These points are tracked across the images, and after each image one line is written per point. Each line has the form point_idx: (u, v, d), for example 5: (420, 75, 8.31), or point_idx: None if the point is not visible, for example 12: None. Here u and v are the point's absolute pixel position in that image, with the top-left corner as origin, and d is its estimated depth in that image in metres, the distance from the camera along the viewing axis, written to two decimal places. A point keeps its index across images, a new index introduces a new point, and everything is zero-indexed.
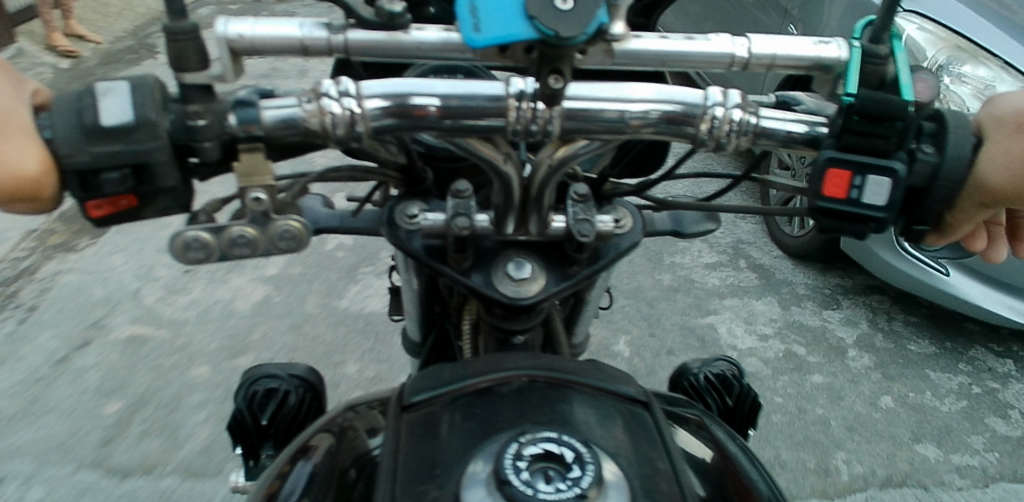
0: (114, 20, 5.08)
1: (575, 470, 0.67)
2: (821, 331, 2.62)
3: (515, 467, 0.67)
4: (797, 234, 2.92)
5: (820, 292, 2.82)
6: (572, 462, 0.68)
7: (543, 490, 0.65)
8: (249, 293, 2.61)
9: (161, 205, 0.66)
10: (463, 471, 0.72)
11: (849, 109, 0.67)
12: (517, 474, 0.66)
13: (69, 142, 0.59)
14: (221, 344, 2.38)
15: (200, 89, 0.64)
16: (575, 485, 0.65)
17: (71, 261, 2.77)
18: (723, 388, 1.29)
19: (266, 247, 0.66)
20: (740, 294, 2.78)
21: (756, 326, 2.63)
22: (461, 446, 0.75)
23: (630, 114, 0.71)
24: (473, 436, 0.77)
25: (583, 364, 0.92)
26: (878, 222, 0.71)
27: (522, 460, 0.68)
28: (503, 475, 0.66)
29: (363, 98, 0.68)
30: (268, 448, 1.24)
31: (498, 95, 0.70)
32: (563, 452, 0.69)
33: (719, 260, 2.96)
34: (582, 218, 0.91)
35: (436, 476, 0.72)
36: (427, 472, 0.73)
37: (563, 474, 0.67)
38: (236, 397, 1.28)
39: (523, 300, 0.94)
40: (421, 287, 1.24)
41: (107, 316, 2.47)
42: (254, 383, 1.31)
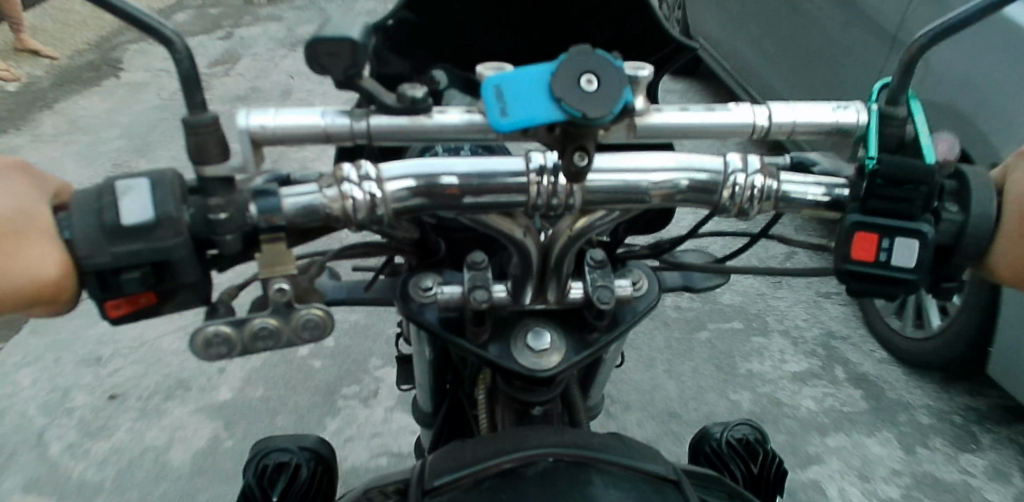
0: (83, 34, 4.86)
1: None
2: (962, 490, 2.12)
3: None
4: (917, 335, 2.40)
5: (947, 422, 2.30)
6: None
7: None
8: (217, 406, 2.31)
9: (180, 300, 0.64)
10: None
11: (872, 174, 0.67)
12: None
13: (91, 241, 0.57)
14: (196, 470, 2.12)
15: (220, 181, 0.62)
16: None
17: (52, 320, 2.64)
18: (748, 456, 1.27)
19: (287, 338, 0.64)
20: (846, 429, 2.28)
21: (876, 483, 2.14)
22: None
23: (652, 184, 0.71)
24: None
25: (605, 439, 0.87)
26: (909, 284, 0.70)
27: None
28: None
29: (384, 180, 0.67)
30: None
31: (519, 171, 0.69)
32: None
33: (809, 370, 2.47)
34: (600, 285, 0.90)
35: None
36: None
37: None
38: (246, 472, 1.23)
39: (542, 372, 0.91)
40: (433, 357, 1.21)
41: (97, 388, 2.37)
42: (264, 458, 1.26)
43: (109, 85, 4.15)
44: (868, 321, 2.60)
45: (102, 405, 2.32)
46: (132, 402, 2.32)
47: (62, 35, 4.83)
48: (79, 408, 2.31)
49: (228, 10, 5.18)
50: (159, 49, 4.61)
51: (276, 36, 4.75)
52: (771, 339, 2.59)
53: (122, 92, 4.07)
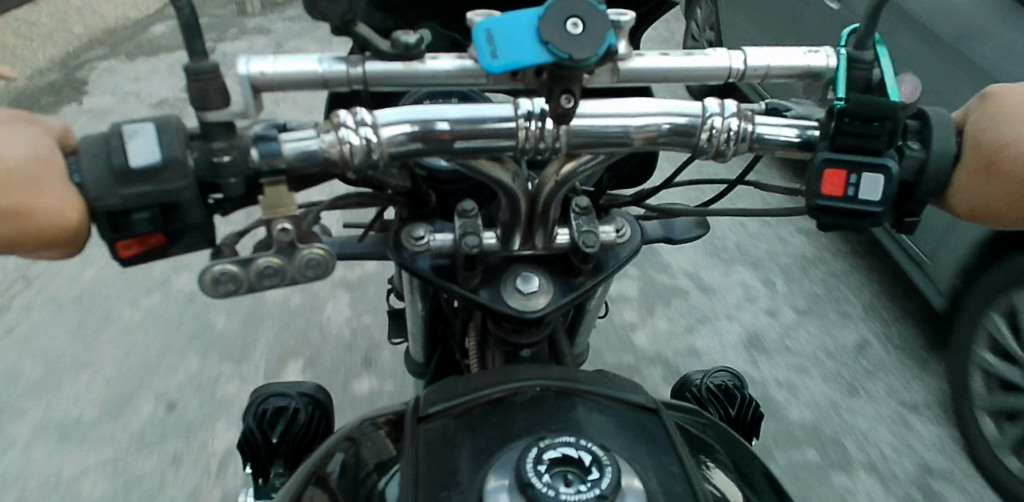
0: (53, 53, 4.69)
1: (594, 473, 0.68)
2: None
3: (536, 470, 0.68)
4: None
5: None
6: (591, 465, 0.69)
7: (565, 492, 0.66)
8: None
9: (187, 242, 0.67)
10: (481, 482, 0.72)
11: (841, 112, 0.72)
12: (539, 477, 0.68)
13: (101, 185, 0.60)
14: None
15: (222, 126, 0.65)
16: (595, 487, 0.66)
17: (44, 315, 2.67)
18: (726, 400, 1.34)
19: (293, 277, 0.68)
20: None
21: None
22: (477, 456, 0.76)
23: (634, 128, 0.74)
24: (489, 445, 0.77)
25: (589, 374, 0.92)
26: (875, 217, 0.75)
27: (543, 464, 0.69)
28: (524, 479, 0.68)
29: (379, 125, 0.70)
30: (278, 465, 1.24)
31: (508, 116, 0.72)
32: (581, 456, 0.70)
33: None
34: (586, 230, 0.95)
35: (457, 483, 0.73)
36: (448, 480, 0.74)
37: (583, 478, 0.68)
38: (247, 415, 1.29)
39: (530, 313, 0.95)
40: (425, 310, 1.26)
41: (51, 434, 2.21)
42: (264, 401, 1.30)
43: (71, 112, 3.93)
44: (971, 451, 2.20)
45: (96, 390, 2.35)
46: (128, 383, 2.36)
47: (26, 56, 4.56)
48: (26, 464, 2.13)
49: (215, 22, 5.12)
50: (132, 65, 4.48)
51: (255, 45, 4.68)
52: (856, 476, 2.19)
53: (92, 123, 3.86)
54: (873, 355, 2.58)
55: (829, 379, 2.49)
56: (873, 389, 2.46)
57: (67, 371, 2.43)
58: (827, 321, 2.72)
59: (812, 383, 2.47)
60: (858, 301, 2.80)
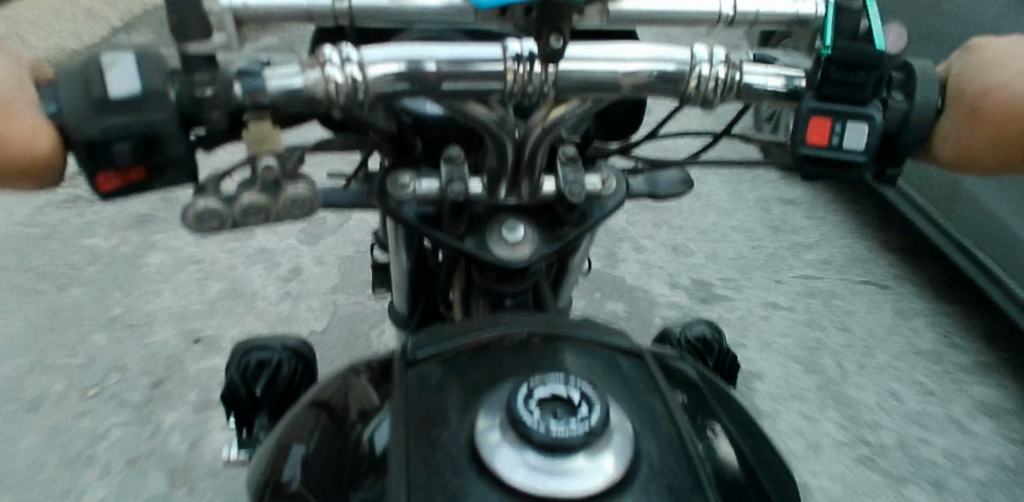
0: None
1: (584, 409, 0.67)
2: None
3: (526, 407, 0.67)
4: None
5: None
6: (580, 402, 0.68)
7: (555, 428, 0.65)
8: None
9: (170, 177, 0.66)
10: (471, 422, 0.72)
11: (827, 62, 0.72)
12: (530, 414, 0.67)
13: (79, 114, 0.59)
14: None
15: (203, 60, 0.64)
16: (584, 423, 0.65)
17: (13, 268, 2.59)
18: (704, 351, 1.38)
19: (277, 215, 0.68)
20: None
21: None
22: (466, 398, 0.76)
23: (622, 73, 0.74)
24: (479, 387, 0.77)
25: (576, 321, 0.94)
26: (859, 168, 0.76)
27: (533, 402, 0.68)
28: (515, 416, 0.67)
29: (365, 63, 0.69)
30: (262, 417, 1.23)
31: (496, 58, 0.71)
32: (570, 394, 0.68)
33: None
34: (572, 180, 0.94)
35: (447, 423, 0.73)
36: (438, 421, 0.73)
37: (572, 413, 0.67)
38: (231, 367, 1.30)
39: (515, 263, 0.96)
40: (410, 264, 1.25)
41: None
42: (246, 354, 1.31)
43: None
44: None
45: (69, 346, 2.30)
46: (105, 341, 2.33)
47: None
48: None
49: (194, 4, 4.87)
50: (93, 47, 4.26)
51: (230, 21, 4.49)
52: None
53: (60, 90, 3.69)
54: (850, 323, 2.63)
55: (810, 343, 2.52)
56: (851, 352, 2.50)
57: (38, 324, 2.37)
58: (807, 290, 2.75)
59: (793, 350, 2.49)
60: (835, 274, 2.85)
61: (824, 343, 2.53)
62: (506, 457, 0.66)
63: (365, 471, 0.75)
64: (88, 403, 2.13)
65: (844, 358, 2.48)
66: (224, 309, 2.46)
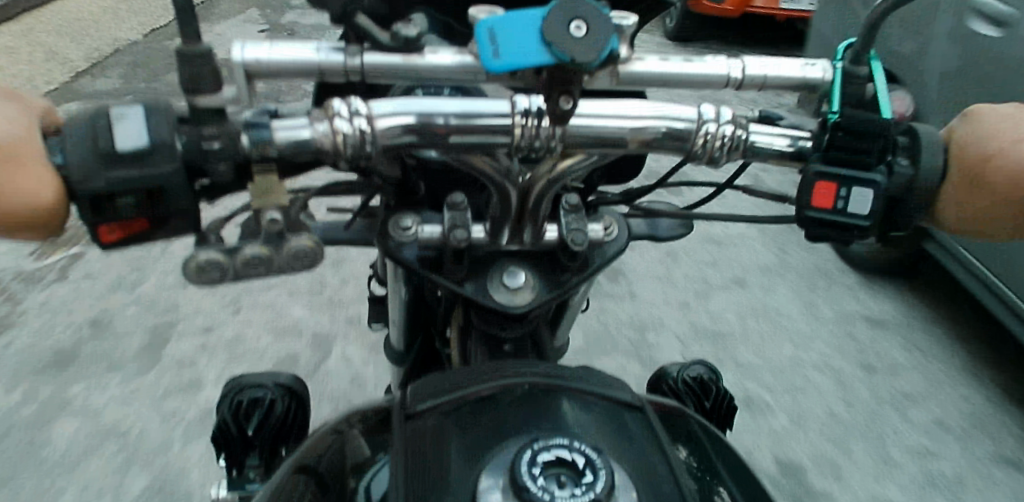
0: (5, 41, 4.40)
1: (588, 475, 0.67)
2: None
3: (530, 473, 0.67)
4: None
5: None
6: (585, 468, 0.68)
7: (559, 496, 0.65)
8: None
9: (173, 227, 0.65)
10: (473, 483, 0.71)
11: (834, 126, 0.72)
12: (534, 481, 0.67)
13: (86, 165, 0.58)
14: None
15: (213, 111, 0.63)
16: (589, 490, 0.66)
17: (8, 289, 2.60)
18: (701, 392, 1.35)
19: (278, 266, 0.67)
20: None
21: None
22: (467, 457, 0.75)
23: (630, 130, 0.74)
24: (480, 446, 0.76)
25: (576, 369, 0.93)
26: (859, 230, 0.76)
27: (537, 466, 0.68)
28: (519, 482, 0.67)
29: (373, 117, 0.69)
30: (253, 457, 1.23)
31: (504, 113, 0.72)
32: (574, 459, 0.69)
33: None
34: (574, 228, 0.94)
35: (448, 484, 0.72)
36: (438, 482, 0.72)
37: (576, 480, 0.67)
38: (222, 406, 1.27)
39: (514, 308, 0.95)
40: (409, 294, 1.24)
41: None
42: (239, 393, 1.29)
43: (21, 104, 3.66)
44: None
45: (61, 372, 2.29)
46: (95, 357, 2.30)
47: None
48: None
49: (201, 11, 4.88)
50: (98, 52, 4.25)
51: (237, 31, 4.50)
52: None
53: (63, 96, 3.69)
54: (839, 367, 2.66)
55: (799, 389, 2.55)
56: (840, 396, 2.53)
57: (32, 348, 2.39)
58: (797, 333, 2.78)
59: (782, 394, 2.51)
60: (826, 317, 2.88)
61: (813, 387, 2.55)
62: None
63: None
64: (79, 432, 2.13)
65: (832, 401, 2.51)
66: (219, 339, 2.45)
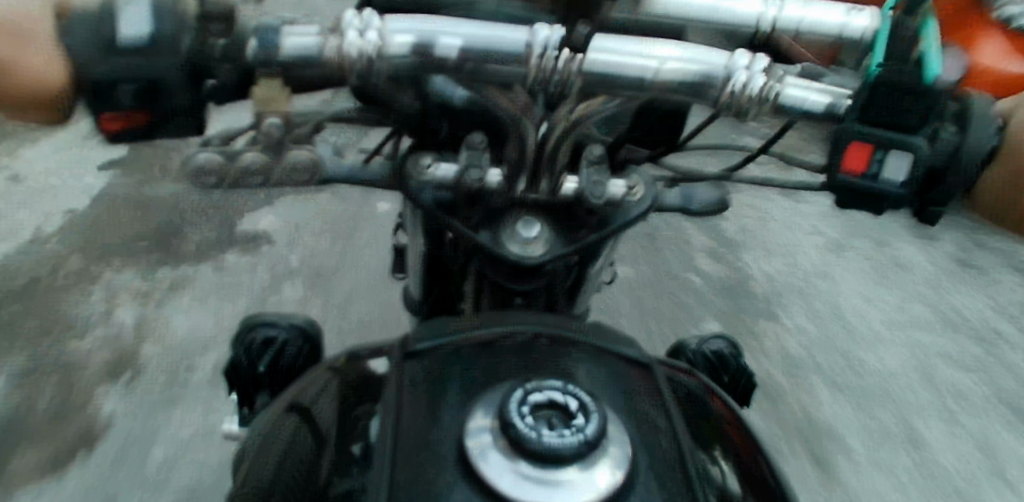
0: None
1: (579, 418, 0.64)
2: None
3: (519, 413, 0.64)
4: None
5: None
6: (577, 411, 0.65)
7: (547, 435, 0.62)
8: None
9: (175, 127, 0.66)
10: (463, 421, 0.69)
11: (876, 82, 0.67)
12: (522, 419, 0.64)
13: (87, 52, 0.58)
14: None
15: (221, 12, 0.63)
16: (578, 433, 0.63)
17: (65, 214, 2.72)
18: (720, 366, 1.32)
19: (279, 177, 0.67)
20: None
21: None
22: (462, 395, 0.73)
23: (653, 73, 0.70)
24: (475, 387, 0.74)
25: (585, 325, 0.90)
26: (896, 198, 0.73)
27: (526, 406, 0.65)
28: (507, 419, 0.64)
29: (386, 33, 0.66)
30: (263, 396, 1.22)
31: (522, 42, 0.68)
32: (567, 401, 0.66)
33: None
34: (594, 182, 0.90)
35: (438, 422, 0.70)
36: (429, 418, 0.70)
37: (567, 422, 0.64)
38: (236, 344, 1.29)
39: (528, 260, 0.93)
40: (427, 245, 1.24)
41: None
42: (253, 330, 1.31)
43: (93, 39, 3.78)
44: None
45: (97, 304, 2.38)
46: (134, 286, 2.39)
47: None
48: None
49: None
50: None
51: None
52: None
53: None
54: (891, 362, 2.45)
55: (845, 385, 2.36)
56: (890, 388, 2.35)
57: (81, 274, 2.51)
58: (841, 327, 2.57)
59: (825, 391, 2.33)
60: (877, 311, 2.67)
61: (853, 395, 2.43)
62: (495, 465, 0.63)
63: (348, 462, 0.71)
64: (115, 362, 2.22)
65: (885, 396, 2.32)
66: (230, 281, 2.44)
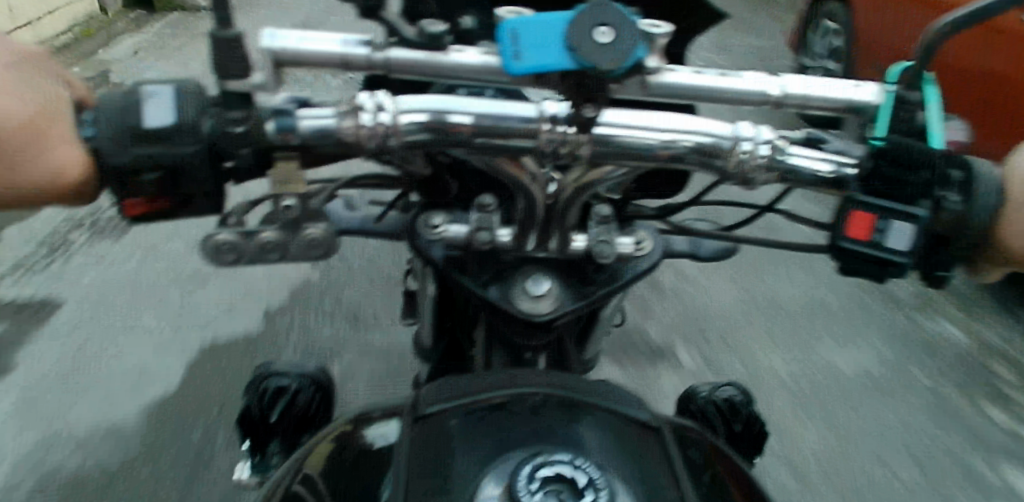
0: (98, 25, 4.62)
1: (588, 495, 0.64)
2: None
3: (528, 489, 0.65)
4: None
5: None
6: (585, 487, 0.65)
7: None
8: None
9: (195, 207, 0.68)
10: (473, 491, 0.70)
11: (878, 153, 0.70)
12: (530, 496, 0.64)
13: (113, 143, 0.60)
14: None
15: (240, 96, 0.64)
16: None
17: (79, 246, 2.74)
18: (731, 415, 1.33)
19: (293, 254, 0.68)
20: None
21: None
22: (472, 462, 0.73)
23: (660, 143, 0.72)
24: (485, 454, 0.74)
25: (594, 384, 0.91)
26: (897, 268, 0.72)
27: (535, 481, 0.66)
28: (515, 496, 0.64)
29: (399, 111, 0.68)
30: (274, 443, 1.25)
31: (531, 117, 0.70)
32: (576, 476, 0.66)
33: None
34: (602, 239, 0.92)
35: (448, 491, 0.70)
36: (439, 486, 0.71)
37: (575, 499, 0.65)
38: (248, 393, 1.30)
39: (537, 317, 0.94)
40: (439, 294, 1.25)
41: None
42: (265, 379, 1.31)
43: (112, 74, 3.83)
44: None
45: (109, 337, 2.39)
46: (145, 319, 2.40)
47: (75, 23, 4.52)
48: None
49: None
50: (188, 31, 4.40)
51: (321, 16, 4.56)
52: None
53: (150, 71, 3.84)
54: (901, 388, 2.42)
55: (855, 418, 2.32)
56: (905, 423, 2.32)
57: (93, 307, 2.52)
58: (848, 352, 2.51)
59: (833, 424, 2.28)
60: (885, 333, 2.62)
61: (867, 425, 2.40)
62: None
63: None
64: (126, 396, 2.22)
65: (901, 425, 2.27)
66: (225, 314, 2.39)
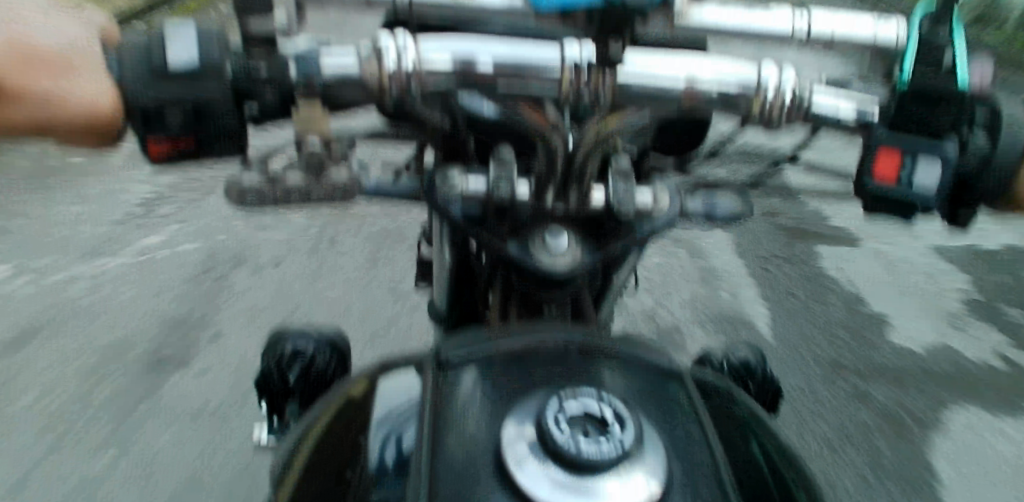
0: None
1: (616, 428, 0.64)
2: None
3: (556, 422, 0.64)
4: None
5: None
6: (613, 420, 0.65)
7: (585, 446, 0.63)
8: None
9: (219, 151, 0.68)
10: (498, 433, 0.70)
11: (903, 94, 0.67)
12: (559, 429, 0.64)
13: (139, 82, 0.60)
14: None
15: (263, 39, 0.64)
16: (616, 443, 0.63)
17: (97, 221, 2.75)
18: (747, 375, 1.35)
19: (317, 198, 0.69)
20: None
21: None
22: (495, 406, 0.74)
23: (678, 86, 0.71)
24: (508, 396, 0.75)
25: (614, 335, 0.91)
26: (924, 208, 0.72)
27: (563, 415, 0.65)
28: (544, 430, 0.64)
29: (420, 54, 0.67)
30: (293, 405, 1.25)
31: (553, 60, 0.69)
32: (602, 410, 0.66)
33: None
34: (622, 192, 0.91)
35: (471, 434, 0.71)
36: (461, 429, 0.71)
37: (604, 432, 0.65)
38: (265, 355, 1.31)
39: (557, 271, 0.94)
40: (453, 258, 1.25)
41: None
42: (281, 343, 1.32)
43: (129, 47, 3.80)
44: None
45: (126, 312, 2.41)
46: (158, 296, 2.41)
47: None
48: None
49: None
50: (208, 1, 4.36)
51: None
52: None
53: None
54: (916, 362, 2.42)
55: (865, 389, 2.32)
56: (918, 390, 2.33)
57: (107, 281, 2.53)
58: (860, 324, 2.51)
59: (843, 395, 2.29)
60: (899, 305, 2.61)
61: None
62: (531, 474, 0.63)
63: (382, 477, 0.71)
64: None
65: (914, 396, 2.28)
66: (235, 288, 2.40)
